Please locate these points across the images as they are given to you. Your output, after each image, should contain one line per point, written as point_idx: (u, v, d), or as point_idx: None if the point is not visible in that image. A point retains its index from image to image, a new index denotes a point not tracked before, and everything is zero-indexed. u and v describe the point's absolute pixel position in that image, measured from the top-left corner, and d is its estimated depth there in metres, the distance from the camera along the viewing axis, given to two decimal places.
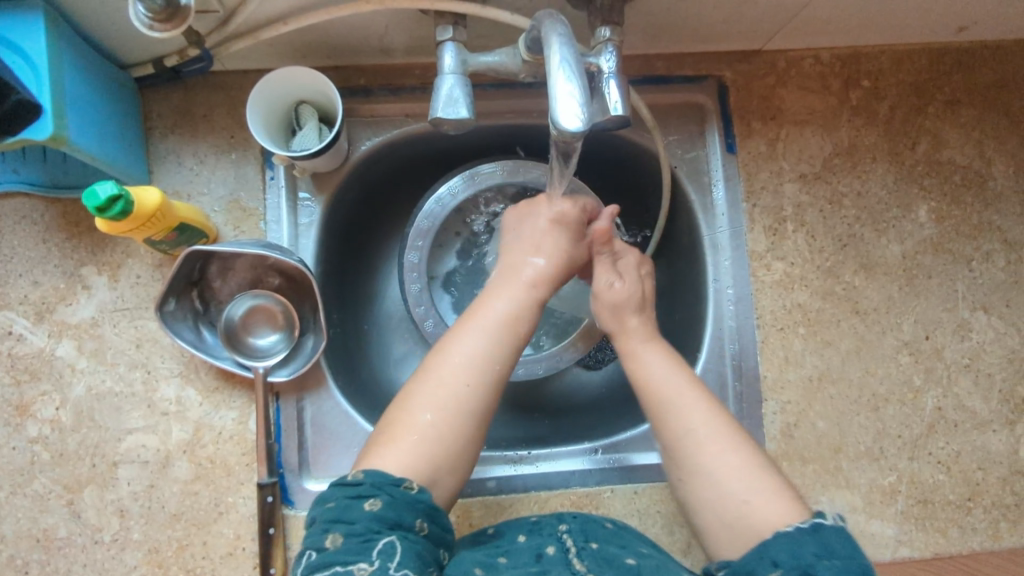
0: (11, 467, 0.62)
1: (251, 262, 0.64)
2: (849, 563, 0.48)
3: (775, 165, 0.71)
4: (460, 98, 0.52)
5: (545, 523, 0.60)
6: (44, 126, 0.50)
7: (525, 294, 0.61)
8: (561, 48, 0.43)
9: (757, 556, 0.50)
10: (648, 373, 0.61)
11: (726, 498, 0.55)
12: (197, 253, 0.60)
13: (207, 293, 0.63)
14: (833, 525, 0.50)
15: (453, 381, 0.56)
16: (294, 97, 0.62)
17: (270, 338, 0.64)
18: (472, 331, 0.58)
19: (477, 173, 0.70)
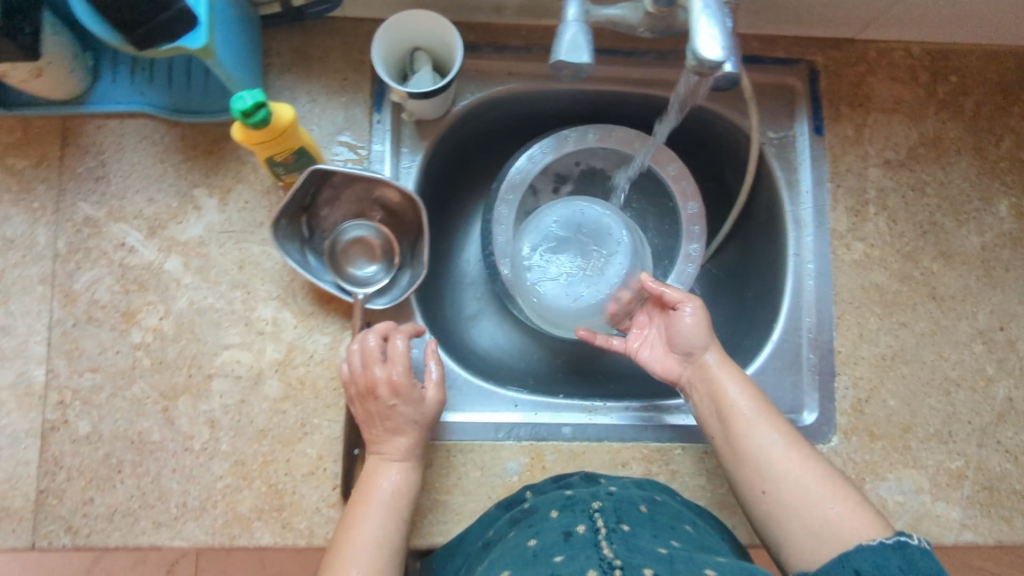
0: (114, 369, 0.64)
1: (360, 194, 0.68)
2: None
3: (861, 149, 0.72)
4: (583, 44, 0.55)
5: (578, 500, 0.58)
6: (198, 37, 0.53)
7: (410, 465, 0.62)
8: None
9: (836, 563, 0.52)
10: (728, 391, 0.61)
11: (816, 510, 0.56)
12: (314, 178, 0.64)
13: (316, 220, 0.68)
14: (918, 546, 0.51)
15: (348, 573, 0.56)
16: (410, 43, 0.65)
17: (369, 269, 0.69)
18: (367, 514, 0.59)
19: (567, 137, 0.73)
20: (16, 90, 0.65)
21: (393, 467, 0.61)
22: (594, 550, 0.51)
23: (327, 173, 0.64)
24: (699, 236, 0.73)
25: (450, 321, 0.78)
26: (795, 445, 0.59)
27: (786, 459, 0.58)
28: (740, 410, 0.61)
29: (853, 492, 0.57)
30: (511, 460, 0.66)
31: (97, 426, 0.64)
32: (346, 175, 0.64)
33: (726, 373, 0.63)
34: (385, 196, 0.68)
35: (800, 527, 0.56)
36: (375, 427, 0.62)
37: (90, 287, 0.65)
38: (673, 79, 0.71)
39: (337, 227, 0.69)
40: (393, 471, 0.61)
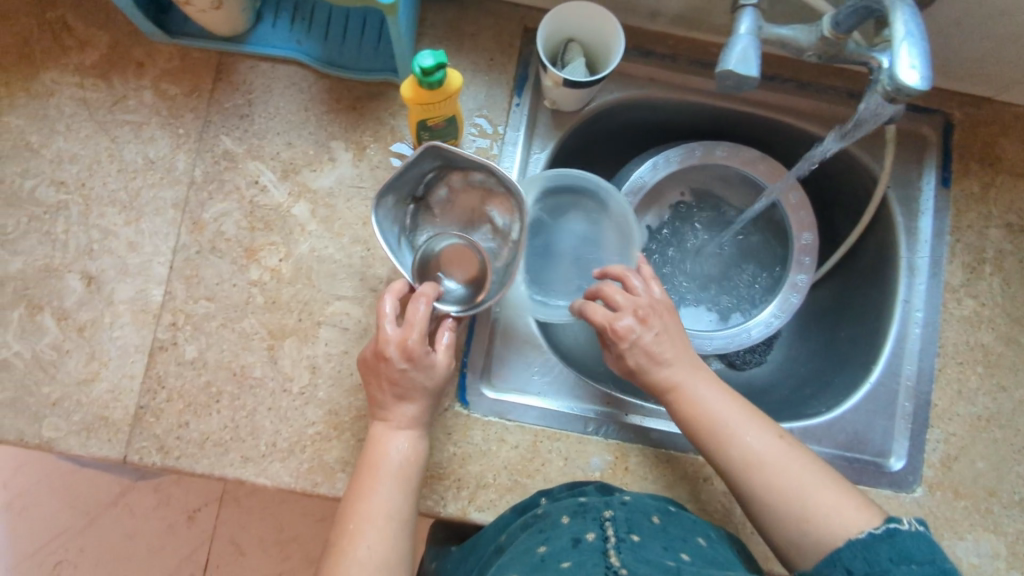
0: (228, 301, 0.66)
1: (472, 208, 0.67)
2: (928, 567, 0.49)
3: (985, 208, 0.72)
4: (753, 57, 0.56)
5: (591, 507, 0.58)
6: None
7: (413, 428, 0.59)
8: (907, 17, 0.46)
9: (828, 564, 0.52)
10: (696, 400, 0.59)
11: (797, 514, 0.54)
12: (434, 167, 0.64)
13: (420, 215, 0.66)
14: (909, 530, 0.51)
15: (356, 548, 0.54)
16: (566, 33, 0.66)
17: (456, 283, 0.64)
18: (373, 486, 0.57)
19: (694, 149, 0.74)
20: (182, 21, 0.68)
21: (399, 434, 0.59)
22: (601, 560, 0.52)
23: (450, 164, 0.63)
24: (808, 267, 0.73)
25: None
26: (778, 450, 0.57)
27: (767, 463, 0.56)
28: (718, 418, 0.58)
29: (843, 488, 0.55)
30: (596, 455, 0.66)
31: (203, 353, 0.65)
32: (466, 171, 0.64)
33: (694, 378, 0.60)
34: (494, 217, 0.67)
35: (781, 528, 0.55)
36: (382, 390, 0.59)
37: (219, 219, 0.67)
38: (809, 108, 0.71)
39: (438, 232, 0.67)
40: (401, 439, 0.59)
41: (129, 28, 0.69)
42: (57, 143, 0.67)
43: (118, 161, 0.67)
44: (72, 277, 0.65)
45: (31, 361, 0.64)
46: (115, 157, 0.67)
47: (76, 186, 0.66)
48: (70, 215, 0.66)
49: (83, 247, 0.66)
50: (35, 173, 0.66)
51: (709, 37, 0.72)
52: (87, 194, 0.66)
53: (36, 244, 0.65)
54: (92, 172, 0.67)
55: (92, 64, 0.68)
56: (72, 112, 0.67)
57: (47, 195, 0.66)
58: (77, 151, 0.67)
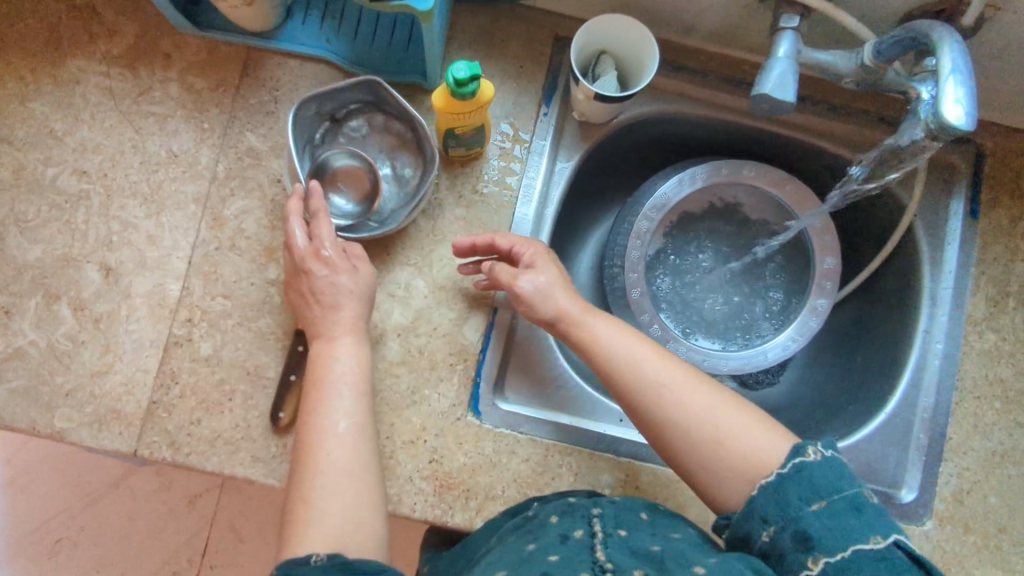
0: (246, 300, 0.66)
1: (383, 146, 0.68)
2: (837, 500, 0.50)
3: (1012, 242, 0.71)
4: (790, 84, 0.56)
5: (577, 506, 0.58)
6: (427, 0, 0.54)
7: (356, 337, 0.61)
8: (956, 55, 0.46)
9: (748, 515, 0.53)
10: (607, 344, 0.60)
11: (707, 441, 0.56)
12: (364, 96, 0.66)
13: (333, 135, 0.68)
14: (814, 462, 0.52)
15: (320, 455, 0.55)
16: (600, 46, 0.66)
17: (344, 203, 0.66)
18: (330, 401, 0.57)
19: (720, 167, 0.73)
20: (212, 14, 0.68)
21: (340, 343, 0.60)
22: (588, 556, 0.52)
23: (381, 99, 0.66)
24: (829, 292, 0.73)
25: None
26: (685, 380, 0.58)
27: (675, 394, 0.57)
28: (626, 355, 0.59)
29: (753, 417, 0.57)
30: (606, 473, 0.66)
31: (218, 351, 0.65)
32: (392, 115, 0.67)
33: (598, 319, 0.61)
34: (400, 165, 0.68)
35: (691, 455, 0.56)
36: (313, 305, 0.60)
37: (240, 216, 0.66)
38: (839, 131, 0.71)
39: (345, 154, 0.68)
40: (344, 350, 0.60)
41: (158, 18, 0.69)
42: (80, 132, 0.67)
43: (141, 153, 0.67)
44: (91, 268, 0.65)
45: (46, 351, 0.64)
46: (138, 148, 0.67)
47: (97, 175, 0.66)
48: (91, 205, 0.66)
49: (102, 238, 0.65)
50: (58, 162, 0.66)
51: (743, 55, 0.71)
52: (109, 185, 0.66)
53: (56, 233, 0.65)
54: (114, 163, 0.66)
55: (119, 54, 0.68)
56: (96, 101, 0.67)
57: (68, 185, 0.66)
58: (101, 141, 0.67)
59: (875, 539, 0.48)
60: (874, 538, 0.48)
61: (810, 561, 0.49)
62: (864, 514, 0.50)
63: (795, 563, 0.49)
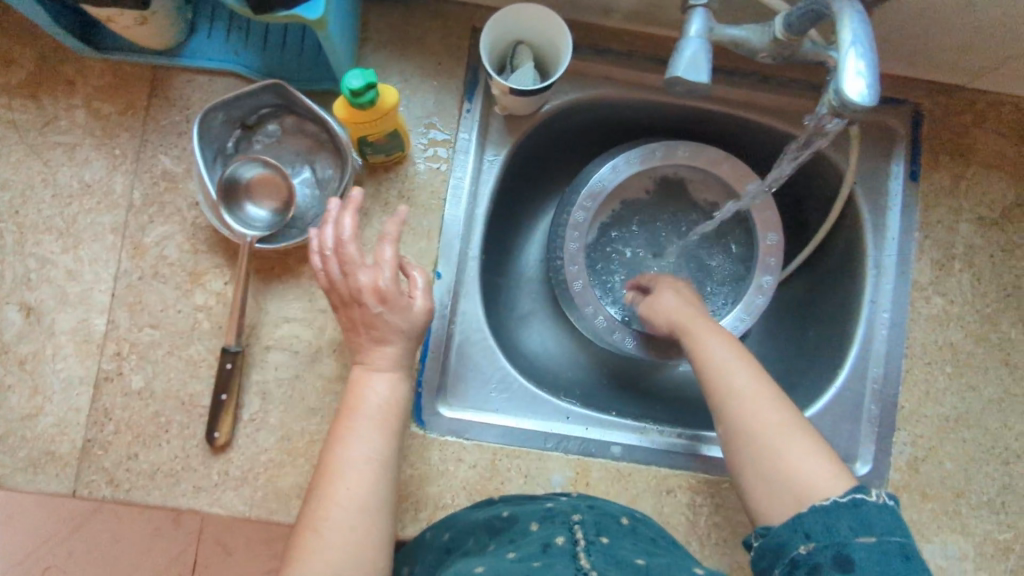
0: (174, 328, 0.64)
1: (300, 149, 0.64)
2: (887, 540, 0.47)
3: (955, 202, 0.70)
4: (703, 62, 0.53)
5: (558, 512, 0.57)
6: (316, 8, 0.52)
7: (396, 373, 0.56)
8: (856, 23, 0.44)
9: (790, 527, 0.50)
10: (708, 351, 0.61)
11: (769, 450, 0.55)
12: (273, 98, 0.62)
13: (247, 142, 0.63)
14: (876, 502, 0.49)
15: (337, 490, 0.52)
16: (514, 36, 0.63)
17: (261, 212, 0.62)
18: (358, 433, 0.54)
19: (654, 150, 0.71)
20: (112, 35, 0.65)
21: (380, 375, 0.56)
22: (570, 562, 0.50)
23: (291, 100, 0.61)
24: (774, 268, 0.71)
25: (503, 321, 0.76)
26: (768, 394, 0.57)
27: (756, 403, 0.57)
28: (721, 364, 0.59)
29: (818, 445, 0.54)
30: (556, 472, 0.65)
31: (150, 383, 0.63)
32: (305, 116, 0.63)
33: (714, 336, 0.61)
34: (320, 168, 0.64)
35: (753, 463, 0.55)
36: (358, 334, 0.56)
37: (160, 243, 0.64)
38: (772, 103, 0.69)
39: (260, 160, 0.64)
40: (382, 383, 0.56)
41: (57, 43, 0.66)
42: None
43: (53, 186, 0.65)
44: (11, 309, 0.63)
45: None
46: (49, 182, 0.65)
47: (9, 214, 0.64)
48: (5, 244, 0.64)
49: (20, 278, 0.64)
50: None
51: (667, 32, 0.68)
52: (22, 222, 0.64)
53: None
54: (25, 199, 0.64)
55: (19, 84, 0.65)
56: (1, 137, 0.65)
57: None
58: (9, 178, 0.64)
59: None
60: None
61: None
62: (912, 562, 0.47)
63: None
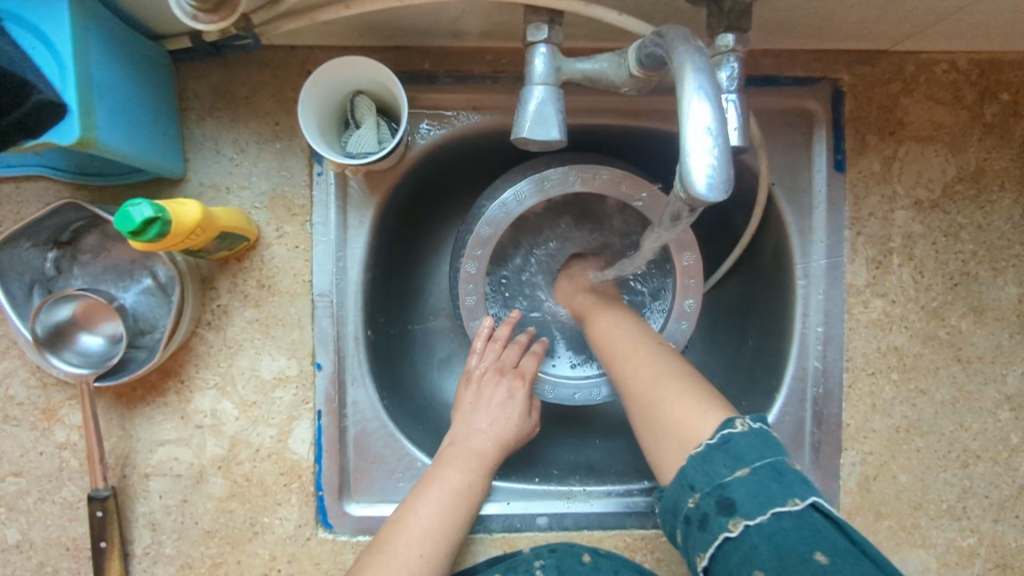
0: (39, 472, 0.58)
1: (131, 257, 0.56)
2: (760, 468, 0.40)
3: (888, 189, 0.62)
4: (552, 115, 0.44)
5: (519, 561, 0.58)
6: (70, 128, 0.42)
7: (482, 462, 0.57)
8: (697, 78, 0.36)
9: (676, 483, 0.43)
10: (602, 327, 0.57)
11: (652, 408, 0.48)
12: (81, 212, 0.53)
13: (69, 260, 0.55)
14: (744, 430, 0.41)
15: (408, 553, 0.51)
16: (350, 87, 0.54)
17: (93, 342, 0.54)
18: (426, 502, 0.54)
19: (545, 179, 0.60)
20: None
21: (466, 456, 0.57)
22: None
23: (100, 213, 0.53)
24: (695, 291, 0.63)
25: (416, 377, 0.70)
26: (648, 353, 0.52)
27: (635, 364, 0.52)
28: (607, 338, 0.56)
29: (696, 387, 0.47)
30: (482, 554, 0.60)
31: (27, 534, 0.58)
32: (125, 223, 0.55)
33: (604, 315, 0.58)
34: (158, 273, 0.57)
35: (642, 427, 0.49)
36: (471, 415, 0.60)
37: (3, 381, 0.58)
38: (666, 109, 0.60)
39: (88, 281, 0.56)
40: (464, 468, 0.56)
41: None
42: None
43: None
44: None
45: None
46: None
47: None
48: None
49: None
50: None
51: None
52: None
53: None
54: None
55: None
56: None
57: None
58: None
59: (794, 501, 0.38)
60: (793, 501, 0.38)
61: (730, 525, 0.39)
62: (789, 480, 0.39)
63: (715, 528, 0.40)
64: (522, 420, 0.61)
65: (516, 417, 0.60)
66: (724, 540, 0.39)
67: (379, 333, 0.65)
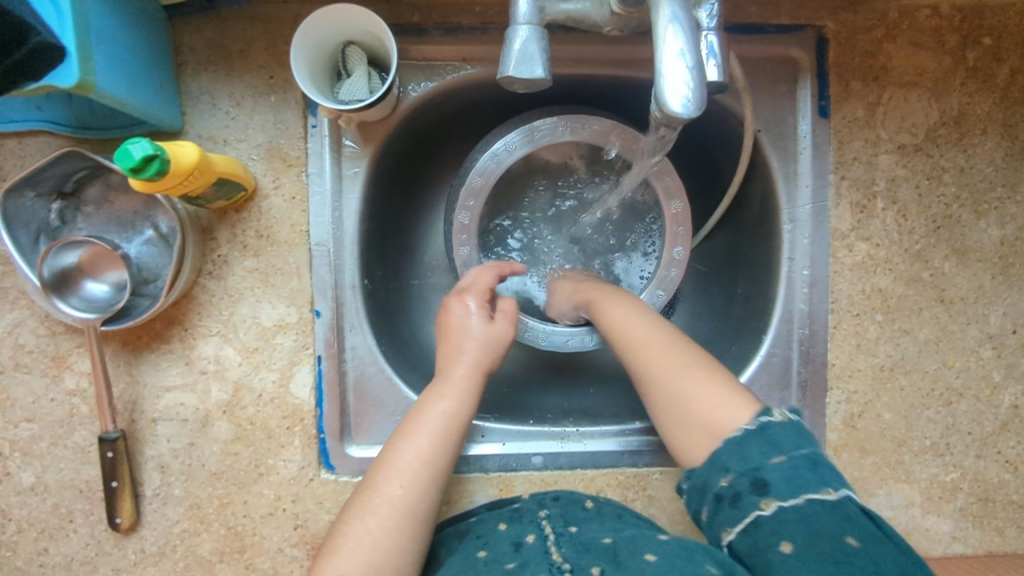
0: (51, 418, 0.60)
1: (134, 208, 0.58)
2: (796, 457, 0.47)
3: (872, 133, 0.63)
4: (536, 55, 0.45)
5: (525, 511, 0.58)
6: (69, 72, 0.44)
7: (467, 392, 0.56)
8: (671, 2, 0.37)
9: (710, 464, 0.50)
10: (613, 315, 0.59)
11: (677, 398, 0.53)
12: (84, 163, 0.55)
13: (73, 212, 0.57)
14: (780, 422, 0.49)
15: (392, 487, 0.51)
16: (341, 37, 0.55)
17: (99, 288, 0.57)
18: (411, 436, 0.54)
19: (535, 129, 0.62)
20: None
21: (451, 389, 0.56)
22: (544, 557, 0.51)
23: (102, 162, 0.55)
24: (684, 238, 0.64)
25: (414, 329, 0.71)
26: (666, 342, 0.56)
27: (652, 357, 0.55)
28: (619, 323, 0.58)
29: (722, 378, 0.53)
30: (479, 493, 0.62)
31: (42, 477, 0.60)
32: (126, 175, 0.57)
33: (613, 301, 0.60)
34: (160, 224, 0.59)
35: (672, 424, 0.53)
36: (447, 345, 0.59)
37: (13, 331, 0.60)
38: (652, 57, 0.61)
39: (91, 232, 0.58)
40: (444, 399, 0.56)
41: None
42: None
43: None
44: None
45: None
46: None
47: None
48: None
49: None
50: None
51: None
52: None
53: None
54: None
55: None
56: None
57: None
58: None
59: (828, 491, 0.46)
60: (827, 492, 0.46)
61: (763, 504, 0.47)
62: (821, 471, 0.47)
63: (748, 506, 0.47)
64: (489, 333, 0.59)
65: (483, 333, 0.59)
66: (756, 516, 0.47)
67: (377, 285, 0.67)
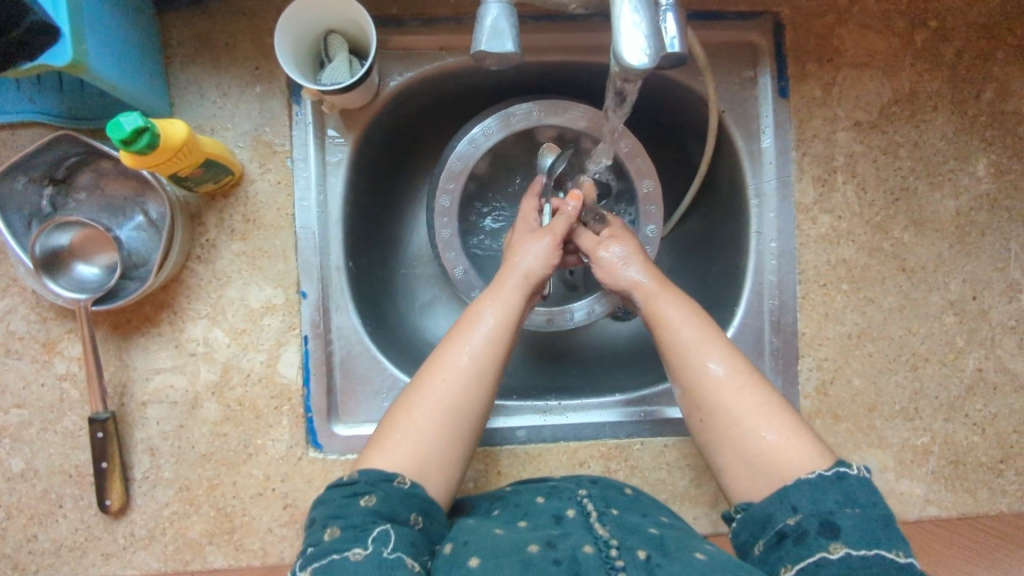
0: (41, 403, 0.61)
1: (124, 195, 0.60)
2: (872, 512, 0.46)
3: (829, 112, 0.67)
4: (506, 30, 0.48)
5: (563, 489, 0.56)
6: (64, 52, 0.46)
7: (516, 295, 0.56)
8: None
9: (777, 499, 0.49)
10: (673, 327, 0.56)
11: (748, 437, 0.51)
12: (75, 149, 0.57)
13: (64, 198, 0.59)
14: (857, 476, 0.48)
15: (436, 385, 0.52)
16: (323, 25, 0.58)
17: (91, 270, 0.58)
18: (465, 338, 0.54)
19: (510, 114, 0.65)
20: None
21: (503, 296, 0.56)
22: (586, 532, 0.48)
23: (93, 146, 0.57)
24: (656, 216, 0.67)
25: (399, 315, 0.73)
26: (737, 376, 0.53)
27: (724, 393, 0.53)
28: (679, 331, 0.55)
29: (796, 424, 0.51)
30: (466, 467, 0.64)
31: (32, 463, 0.61)
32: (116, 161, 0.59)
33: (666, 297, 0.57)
34: (149, 209, 0.61)
35: (741, 461, 0.51)
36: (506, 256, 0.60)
37: (4, 318, 0.61)
38: None
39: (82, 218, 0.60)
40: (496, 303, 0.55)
41: None
42: None
43: None
44: None
45: None
46: None
47: None
48: None
49: None
50: None
51: None
52: None
53: None
54: None
55: None
56: None
57: None
58: None
59: (897, 552, 0.45)
60: (896, 553, 0.45)
61: (831, 547, 0.45)
62: (893, 533, 0.46)
63: (814, 547, 0.45)
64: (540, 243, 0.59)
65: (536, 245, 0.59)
66: (821, 558, 0.45)
67: (362, 268, 0.69)
